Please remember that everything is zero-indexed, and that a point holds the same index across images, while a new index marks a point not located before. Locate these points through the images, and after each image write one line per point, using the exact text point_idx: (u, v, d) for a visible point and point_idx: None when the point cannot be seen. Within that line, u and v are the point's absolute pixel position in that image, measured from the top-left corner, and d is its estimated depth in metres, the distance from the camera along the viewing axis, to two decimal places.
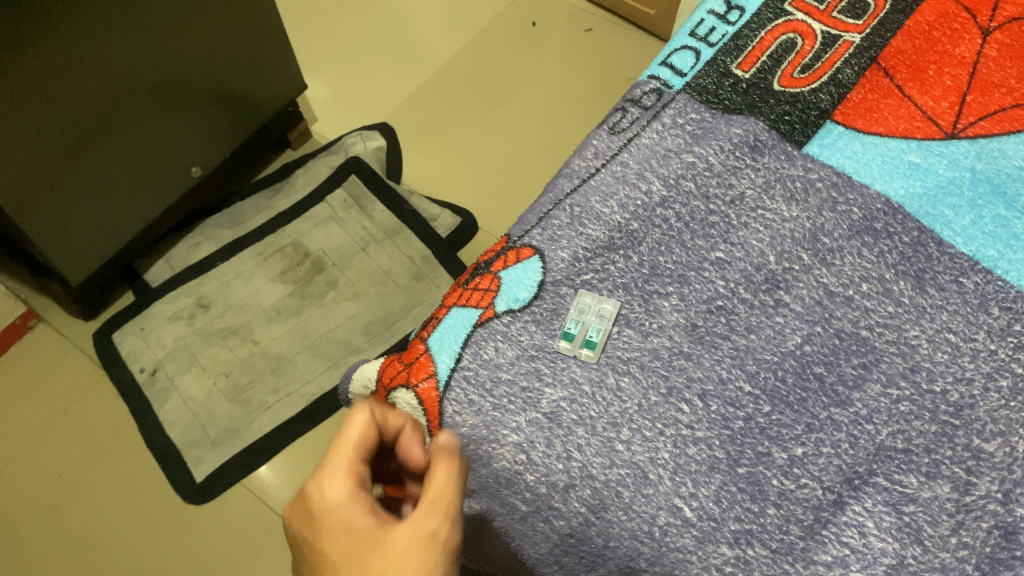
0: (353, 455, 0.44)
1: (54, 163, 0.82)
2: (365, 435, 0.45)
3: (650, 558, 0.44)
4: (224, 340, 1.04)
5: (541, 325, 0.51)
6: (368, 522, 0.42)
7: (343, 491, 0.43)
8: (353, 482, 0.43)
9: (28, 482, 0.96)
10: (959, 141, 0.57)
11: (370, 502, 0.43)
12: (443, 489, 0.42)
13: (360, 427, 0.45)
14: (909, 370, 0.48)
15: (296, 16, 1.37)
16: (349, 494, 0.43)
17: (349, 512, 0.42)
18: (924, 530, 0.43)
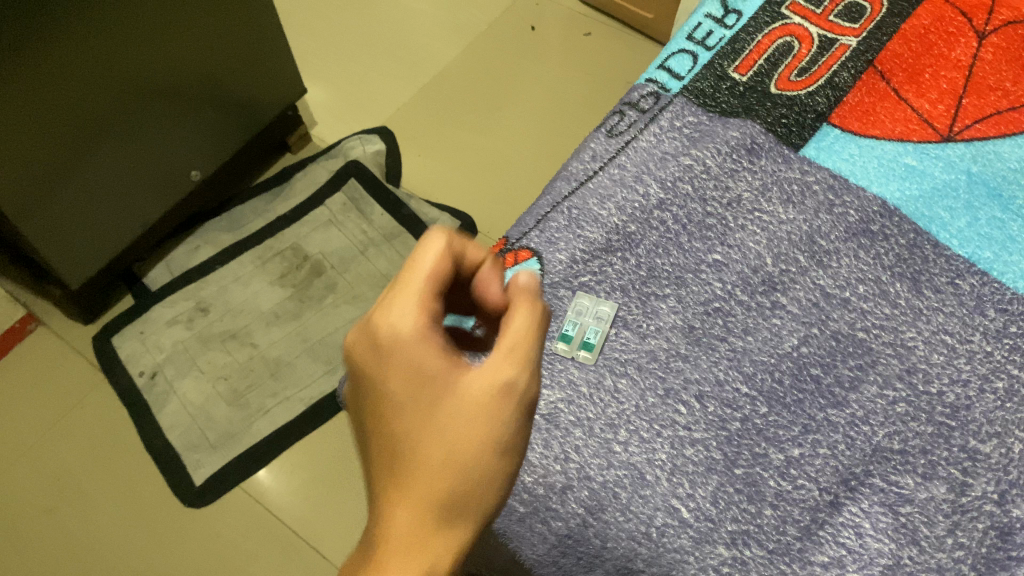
0: (430, 288, 0.36)
1: (54, 165, 0.83)
2: (441, 266, 0.36)
3: (648, 558, 0.44)
4: (223, 344, 1.03)
5: None
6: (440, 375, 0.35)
7: (417, 340, 0.35)
8: (430, 322, 0.36)
9: (26, 485, 0.94)
10: (955, 144, 0.57)
11: (445, 347, 0.36)
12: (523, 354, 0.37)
13: (436, 254, 0.36)
14: (905, 371, 0.48)
15: (294, 20, 1.38)
16: (422, 342, 0.35)
17: (420, 361, 0.35)
18: (920, 530, 0.43)
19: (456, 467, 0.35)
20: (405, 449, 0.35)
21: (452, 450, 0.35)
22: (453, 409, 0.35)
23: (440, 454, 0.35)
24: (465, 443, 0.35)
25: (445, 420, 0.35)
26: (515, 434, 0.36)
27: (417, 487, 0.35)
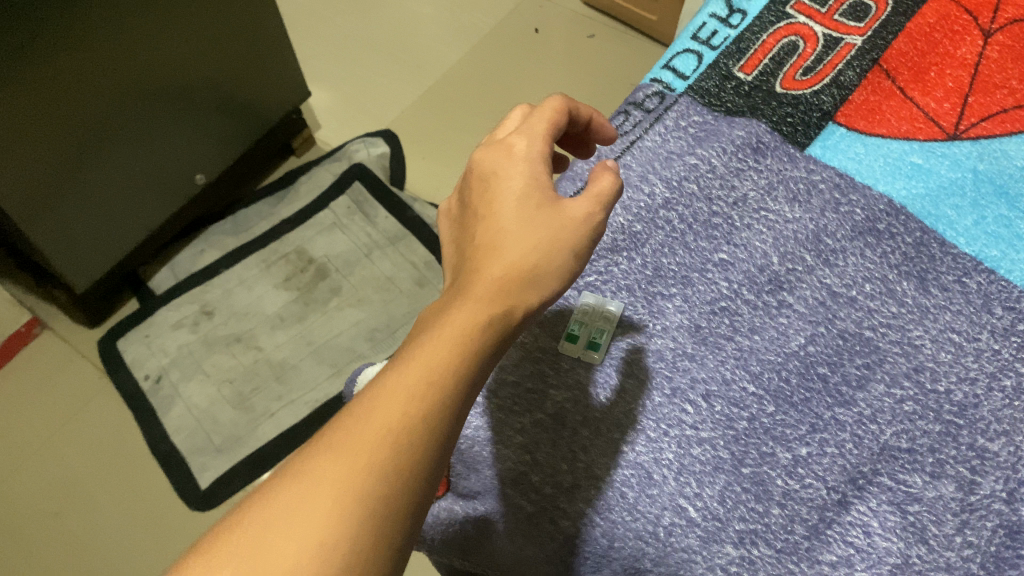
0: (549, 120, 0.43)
1: (56, 169, 0.83)
2: (561, 109, 0.44)
3: (655, 558, 0.44)
4: (229, 347, 1.03)
5: (546, 328, 0.52)
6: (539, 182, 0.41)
7: (528, 150, 0.42)
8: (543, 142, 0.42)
9: (30, 490, 0.94)
10: (962, 142, 0.57)
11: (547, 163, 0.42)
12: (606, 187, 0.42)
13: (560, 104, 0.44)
14: (912, 369, 0.48)
15: (298, 25, 1.38)
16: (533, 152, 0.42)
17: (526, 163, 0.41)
18: (928, 529, 0.43)
19: (536, 257, 0.39)
20: (497, 231, 0.39)
21: (538, 239, 0.39)
22: (543, 208, 0.40)
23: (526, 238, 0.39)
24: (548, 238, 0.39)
25: (536, 216, 0.40)
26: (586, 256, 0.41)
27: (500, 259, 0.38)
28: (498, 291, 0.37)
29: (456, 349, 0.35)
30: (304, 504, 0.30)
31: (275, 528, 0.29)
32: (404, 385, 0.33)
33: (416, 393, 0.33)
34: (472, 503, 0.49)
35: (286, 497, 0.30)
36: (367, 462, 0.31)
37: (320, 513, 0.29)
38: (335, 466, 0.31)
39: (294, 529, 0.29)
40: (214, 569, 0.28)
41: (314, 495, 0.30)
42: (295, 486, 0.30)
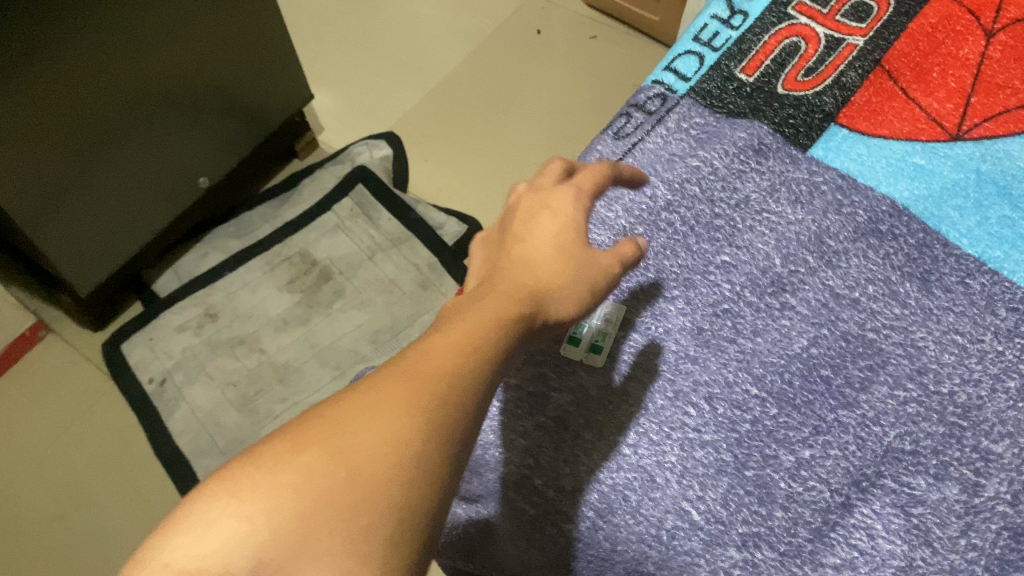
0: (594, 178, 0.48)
1: (59, 173, 0.83)
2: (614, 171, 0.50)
3: (659, 561, 0.44)
4: (232, 350, 1.03)
5: None
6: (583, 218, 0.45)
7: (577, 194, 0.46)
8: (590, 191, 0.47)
9: (35, 493, 0.94)
10: (964, 143, 0.57)
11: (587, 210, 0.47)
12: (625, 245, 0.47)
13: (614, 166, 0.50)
14: (916, 371, 0.48)
15: (300, 28, 1.38)
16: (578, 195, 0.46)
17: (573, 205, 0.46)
18: (933, 531, 0.43)
19: (569, 269, 0.43)
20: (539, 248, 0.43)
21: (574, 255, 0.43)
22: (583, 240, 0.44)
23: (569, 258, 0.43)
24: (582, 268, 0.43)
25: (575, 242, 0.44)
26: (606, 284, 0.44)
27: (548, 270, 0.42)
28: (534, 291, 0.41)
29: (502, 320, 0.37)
30: (374, 411, 0.30)
31: (347, 429, 0.29)
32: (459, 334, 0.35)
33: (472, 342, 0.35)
34: (476, 506, 0.49)
35: (353, 406, 0.31)
36: (429, 383, 0.32)
37: (389, 416, 0.30)
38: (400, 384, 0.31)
39: (364, 429, 0.29)
40: (298, 448, 0.29)
41: (382, 403, 0.30)
42: (361, 399, 0.31)
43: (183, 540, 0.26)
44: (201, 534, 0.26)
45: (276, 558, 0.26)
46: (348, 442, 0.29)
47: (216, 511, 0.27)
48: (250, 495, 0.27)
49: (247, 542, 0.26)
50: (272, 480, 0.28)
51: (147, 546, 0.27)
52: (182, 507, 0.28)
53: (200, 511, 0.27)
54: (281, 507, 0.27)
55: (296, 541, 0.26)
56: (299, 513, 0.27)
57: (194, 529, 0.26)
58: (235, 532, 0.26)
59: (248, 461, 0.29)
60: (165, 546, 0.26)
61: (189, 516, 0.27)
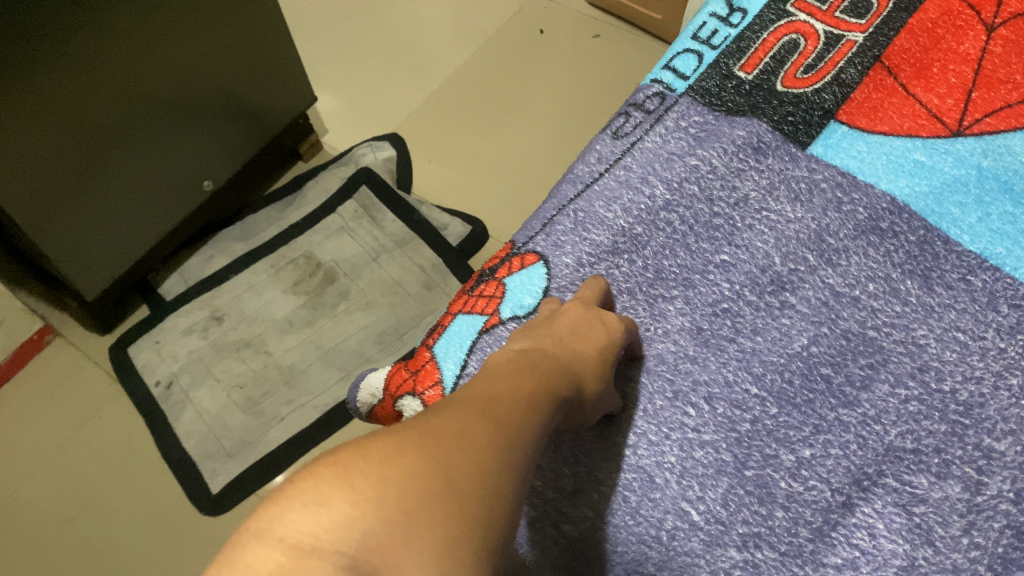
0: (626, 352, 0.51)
1: (63, 178, 0.83)
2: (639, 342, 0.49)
3: (658, 562, 0.44)
4: (239, 352, 1.03)
5: None
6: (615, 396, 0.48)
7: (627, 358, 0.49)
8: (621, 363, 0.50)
9: (44, 495, 0.94)
10: (965, 138, 0.56)
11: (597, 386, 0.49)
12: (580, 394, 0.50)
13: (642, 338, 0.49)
14: (917, 369, 0.48)
15: (304, 30, 1.39)
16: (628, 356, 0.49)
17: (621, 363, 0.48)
18: (935, 530, 0.43)
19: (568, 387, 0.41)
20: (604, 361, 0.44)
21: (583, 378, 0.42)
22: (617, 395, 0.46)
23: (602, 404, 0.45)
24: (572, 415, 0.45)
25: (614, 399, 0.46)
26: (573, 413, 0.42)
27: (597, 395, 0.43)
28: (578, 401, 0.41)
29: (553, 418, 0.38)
30: (460, 438, 0.32)
31: (439, 446, 0.31)
32: (520, 394, 0.37)
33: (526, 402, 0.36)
34: None
35: (441, 430, 0.32)
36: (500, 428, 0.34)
37: (472, 448, 0.32)
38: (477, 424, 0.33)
39: (454, 451, 0.31)
40: (404, 450, 0.30)
41: (466, 435, 0.32)
42: (446, 426, 0.32)
43: (300, 513, 0.27)
44: (317, 513, 0.27)
45: (383, 546, 0.27)
46: (444, 458, 0.30)
47: (331, 492, 0.28)
48: (360, 487, 0.28)
49: (358, 527, 0.27)
50: (379, 477, 0.29)
51: (258, 518, 0.27)
52: (292, 486, 0.28)
53: (314, 491, 0.27)
54: (389, 504, 0.28)
55: (401, 536, 0.27)
56: (405, 512, 0.28)
57: (309, 507, 0.27)
58: (348, 517, 0.27)
59: (354, 454, 0.30)
60: (278, 518, 0.26)
61: (304, 492, 0.27)
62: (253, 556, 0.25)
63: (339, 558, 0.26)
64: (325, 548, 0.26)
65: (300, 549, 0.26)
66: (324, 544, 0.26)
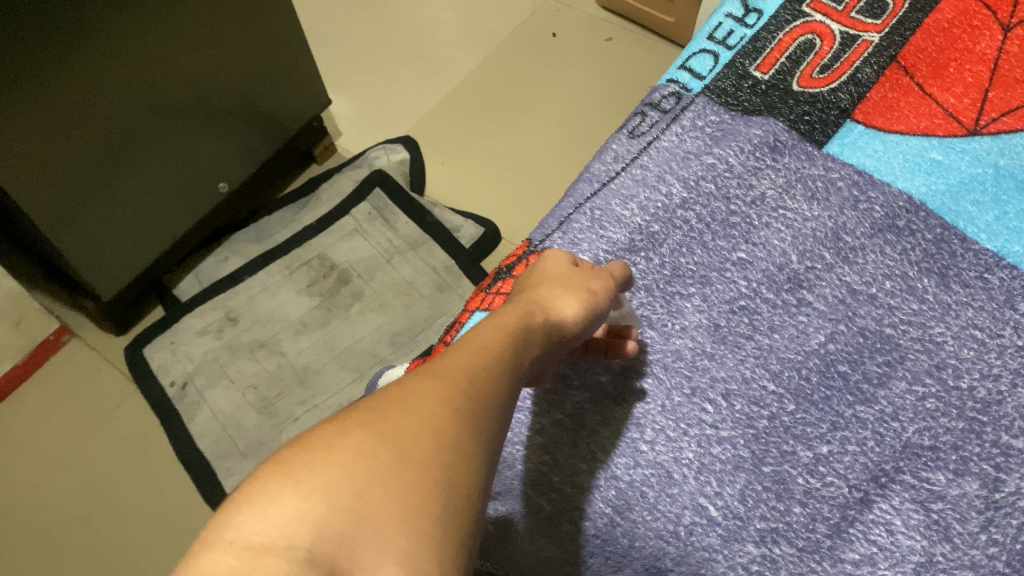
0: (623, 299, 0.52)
1: (82, 179, 0.84)
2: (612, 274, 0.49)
3: (676, 557, 0.44)
4: (253, 353, 1.03)
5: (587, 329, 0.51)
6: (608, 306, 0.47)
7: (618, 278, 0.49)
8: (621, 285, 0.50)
9: (60, 494, 0.95)
10: (982, 138, 0.56)
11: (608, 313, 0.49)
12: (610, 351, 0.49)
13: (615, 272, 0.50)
14: (934, 367, 0.48)
15: (317, 34, 1.40)
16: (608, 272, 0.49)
17: (598, 274, 0.48)
18: (953, 527, 0.43)
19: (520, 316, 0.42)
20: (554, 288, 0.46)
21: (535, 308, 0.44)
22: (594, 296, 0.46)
23: (572, 305, 0.45)
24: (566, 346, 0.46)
25: (590, 298, 0.46)
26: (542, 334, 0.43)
27: (551, 305, 0.44)
28: (535, 316, 0.43)
29: (511, 343, 0.40)
30: (412, 404, 0.33)
31: (384, 419, 0.32)
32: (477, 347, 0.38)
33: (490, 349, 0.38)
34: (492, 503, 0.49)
35: (384, 402, 0.34)
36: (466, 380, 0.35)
37: (428, 405, 0.33)
38: (434, 381, 0.35)
39: (402, 418, 0.32)
40: (342, 435, 0.31)
41: (417, 397, 0.34)
42: (383, 399, 0.34)
43: (247, 517, 0.28)
44: (264, 513, 0.28)
45: (337, 535, 0.28)
46: (390, 431, 0.32)
47: (278, 491, 0.29)
48: (306, 480, 0.29)
49: (310, 521, 0.28)
50: (325, 465, 0.30)
51: (209, 527, 0.28)
52: (237, 495, 0.29)
53: (261, 492, 0.29)
54: (339, 489, 0.29)
55: (354, 520, 0.29)
56: (357, 495, 0.29)
57: (256, 509, 0.28)
58: (297, 510, 0.28)
59: (296, 451, 0.31)
60: (228, 524, 0.28)
61: (250, 496, 0.29)
62: (203, 562, 0.26)
63: (295, 552, 0.27)
64: (278, 545, 0.27)
65: (252, 549, 0.27)
66: (277, 542, 0.27)
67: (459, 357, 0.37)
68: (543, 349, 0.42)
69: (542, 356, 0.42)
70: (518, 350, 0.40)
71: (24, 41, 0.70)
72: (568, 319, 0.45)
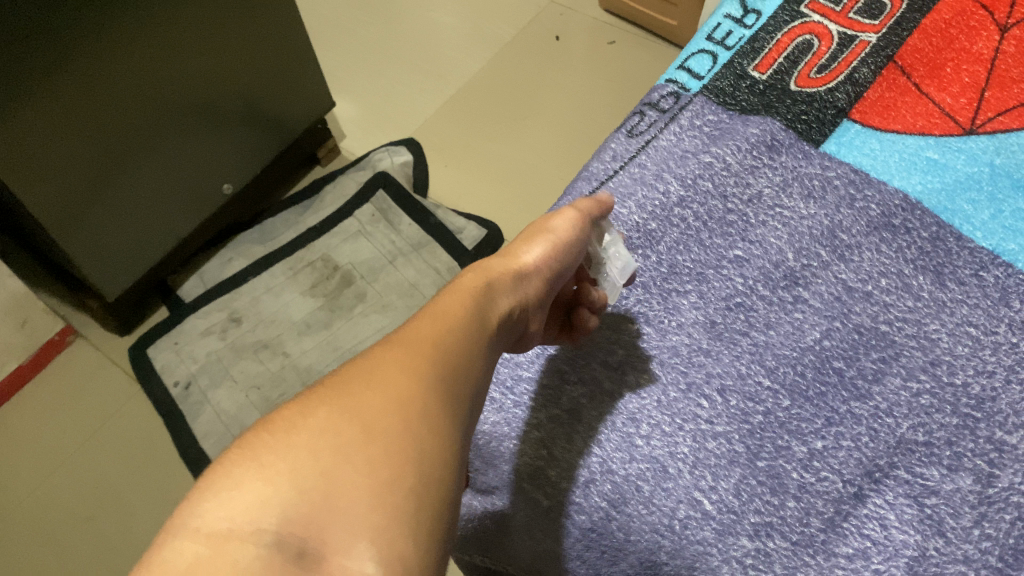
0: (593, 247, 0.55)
1: (87, 180, 0.84)
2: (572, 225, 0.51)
3: (671, 551, 0.44)
4: (256, 354, 1.03)
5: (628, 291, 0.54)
6: (571, 247, 0.51)
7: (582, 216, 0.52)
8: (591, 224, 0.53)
9: (65, 493, 0.95)
10: (978, 137, 0.57)
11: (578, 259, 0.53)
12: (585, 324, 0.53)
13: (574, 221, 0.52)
14: (929, 363, 0.48)
15: (322, 38, 1.41)
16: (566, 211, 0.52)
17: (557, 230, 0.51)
18: (946, 522, 0.43)
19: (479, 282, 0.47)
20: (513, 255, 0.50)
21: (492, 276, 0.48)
22: (550, 241, 0.51)
23: (529, 256, 0.50)
24: (544, 297, 0.50)
25: (545, 243, 0.51)
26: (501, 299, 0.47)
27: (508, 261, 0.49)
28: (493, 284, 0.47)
29: (470, 308, 0.44)
30: (376, 382, 0.36)
31: (348, 398, 0.35)
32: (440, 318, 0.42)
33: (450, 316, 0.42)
34: (489, 499, 0.50)
35: (350, 380, 0.36)
36: (428, 359, 0.38)
37: (395, 378, 0.36)
38: (400, 358, 0.38)
39: (365, 396, 0.35)
40: (307, 415, 0.34)
41: (382, 375, 0.36)
42: (349, 378, 0.36)
43: (213, 503, 0.30)
44: (229, 499, 0.30)
45: (303, 513, 0.30)
46: (354, 409, 0.34)
47: (242, 476, 0.31)
48: (269, 463, 0.31)
49: (275, 501, 0.30)
50: (287, 447, 0.32)
51: (178, 513, 0.31)
52: (206, 481, 0.31)
53: (226, 479, 0.31)
54: (302, 470, 0.31)
55: (321, 498, 0.31)
56: (322, 473, 0.31)
57: (222, 496, 0.30)
58: (261, 494, 0.30)
59: (261, 434, 0.33)
60: (196, 512, 0.30)
61: (218, 483, 0.31)
62: (171, 549, 0.29)
63: (262, 536, 0.29)
64: (244, 532, 0.29)
65: (217, 536, 0.29)
66: (243, 527, 0.29)
67: (422, 326, 0.41)
68: (509, 299, 0.47)
69: (512, 307, 0.47)
70: (477, 308, 0.44)
71: (25, 40, 0.70)
72: (528, 268, 0.49)
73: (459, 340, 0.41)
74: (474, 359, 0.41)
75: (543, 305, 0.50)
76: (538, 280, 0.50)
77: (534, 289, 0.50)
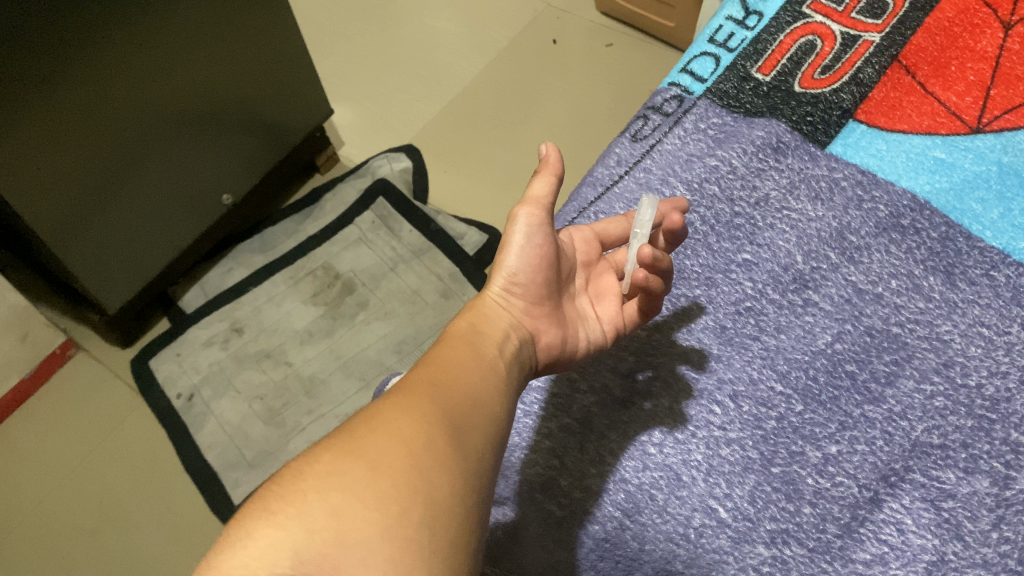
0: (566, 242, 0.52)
1: (84, 195, 0.84)
2: (526, 231, 0.48)
3: (686, 560, 0.44)
4: (259, 363, 1.02)
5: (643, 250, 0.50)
6: (532, 251, 0.48)
7: (528, 214, 0.48)
8: (548, 208, 0.49)
9: (70, 509, 0.94)
10: (985, 135, 0.56)
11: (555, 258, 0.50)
12: (663, 275, 0.47)
13: (523, 226, 0.48)
14: (942, 365, 0.47)
15: (320, 45, 1.41)
16: (514, 216, 0.48)
17: (513, 242, 0.48)
18: (964, 525, 0.43)
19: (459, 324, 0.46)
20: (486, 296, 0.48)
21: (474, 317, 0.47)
22: (508, 257, 0.48)
23: (493, 285, 0.48)
24: (538, 309, 0.49)
25: (502, 263, 0.48)
26: (496, 331, 0.46)
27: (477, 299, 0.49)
28: (476, 323, 0.46)
29: (468, 350, 0.43)
30: (376, 425, 0.35)
31: (355, 437, 0.34)
32: (441, 360, 0.42)
33: (456, 358, 0.42)
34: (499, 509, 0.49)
35: (354, 426, 0.36)
36: (428, 398, 0.38)
37: (398, 416, 0.36)
38: (397, 401, 0.37)
39: (371, 437, 0.34)
40: (314, 455, 0.34)
41: (383, 417, 0.36)
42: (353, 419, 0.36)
43: (226, 556, 0.29)
44: (243, 550, 0.30)
45: (316, 556, 0.29)
46: (359, 449, 0.34)
47: (253, 526, 0.30)
48: (279, 509, 0.31)
49: (290, 548, 0.29)
50: (298, 492, 0.32)
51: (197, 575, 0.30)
52: (223, 535, 0.31)
53: (239, 530, 0.30)
54: (314, 513, 0.31)
55: (333, 539, 0.30)
56: (333, 513, 0.31)
57: (237, 546, 0.30)
58: (272, 539, 0.30)
59: (269, 483, 0.33)
60: (211, 565, 0.30)
61: (226, 538, 0.30)
62: None
63: None
64: None
65: None
66: None
67: (421, 373, 0.40)
68: (501, 329, 0.46)
69: (507, 333, 0.46)
70: (469, 346, 0.44)
71: (19, 48, 0.69)
72: (502, 298, 0.48)
73: (457, 377, 0.41)
74: (478, 390, 0.41)
75: (543, 316, 0.49)
76: (519, 301, 0.48)
77: (520, 308, 0.48)
